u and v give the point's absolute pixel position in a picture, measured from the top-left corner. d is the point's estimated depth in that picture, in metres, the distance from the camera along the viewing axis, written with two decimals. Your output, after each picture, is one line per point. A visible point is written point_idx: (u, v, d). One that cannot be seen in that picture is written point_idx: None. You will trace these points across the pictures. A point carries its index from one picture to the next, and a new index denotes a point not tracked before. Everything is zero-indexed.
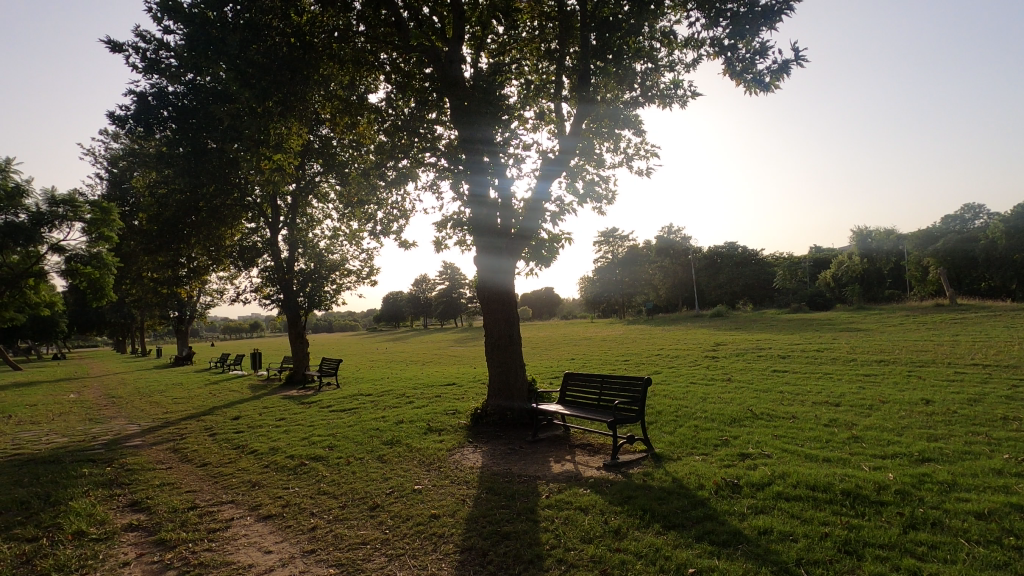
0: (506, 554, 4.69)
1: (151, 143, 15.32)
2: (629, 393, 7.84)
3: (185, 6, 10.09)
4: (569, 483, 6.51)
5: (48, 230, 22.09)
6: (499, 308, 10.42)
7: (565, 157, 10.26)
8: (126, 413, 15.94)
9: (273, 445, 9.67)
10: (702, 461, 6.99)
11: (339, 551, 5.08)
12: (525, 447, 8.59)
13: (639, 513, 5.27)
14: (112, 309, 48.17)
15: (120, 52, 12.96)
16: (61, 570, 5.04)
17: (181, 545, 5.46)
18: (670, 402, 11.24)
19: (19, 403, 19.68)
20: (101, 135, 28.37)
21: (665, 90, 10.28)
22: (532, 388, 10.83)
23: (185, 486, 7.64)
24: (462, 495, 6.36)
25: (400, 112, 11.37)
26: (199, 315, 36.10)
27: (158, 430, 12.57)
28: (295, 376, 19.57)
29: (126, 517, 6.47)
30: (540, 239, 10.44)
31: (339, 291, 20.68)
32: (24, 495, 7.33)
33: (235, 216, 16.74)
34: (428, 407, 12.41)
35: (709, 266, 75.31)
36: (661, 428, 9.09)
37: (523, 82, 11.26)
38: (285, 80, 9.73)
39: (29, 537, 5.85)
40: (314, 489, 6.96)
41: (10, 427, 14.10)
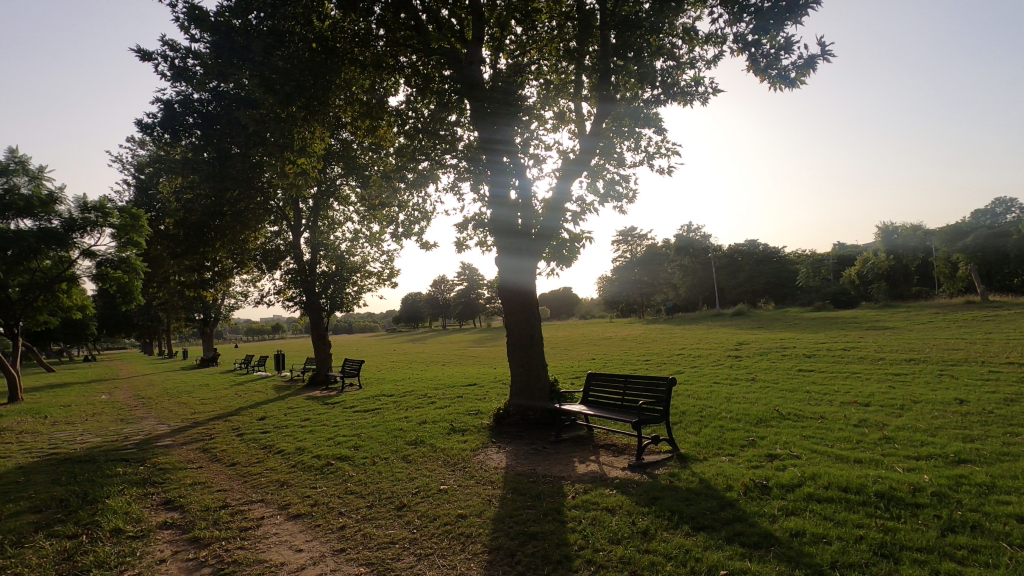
0: (535, 554, 4.70)
1: (177, 149, 15.65)
2: (653, 393, 7.79)
3: (211, 14, 10.22)
4: (594, 484, 6.50)
5: (80, 235, 22.60)
6: (521, 309, 10.43)
7: (586, 157, 10.23)
8: (157, 413, 16.37)
9: (300, 445, 9.81)
10: (729, 461, 6.91)
11: (368, 550, 5.13)
12: (548, 447, 8.60)
13: (667, 514, 5.23)
14: (141, 312, 49.86)
15: (149, 61, 13.28)
16: (101, 566, 5.18)
17: (214, 543, 5.57)
18: (694, 402, 11.13)
19: (53, 403, 20.29)
20: (129, 143, 29.20)
21: (686, 87, 10.17)
22: (554, 388, 10.80)
23: (216, 485, 7.80)
24: (488, 495, 6.38)
25: (421, 114, 11.46)
26: (224, 316, 36.80)
27: (187, 430, 12.85)
28: (318, 376, 19.84)
29: (160, 515, 6.63)
30: (561, 239, 10.49)
31: (361, 293, 20.87)
32: (62, 493, 7.54)
33: (258, 220, 17.04)
34: (450, 408, 12.48)
35: (729, 265, 74.50)
36: (686, 428, 9.00)
37: (542, 82, 11.27)
38: (308, 84, 9.83)
39: (69, 534, 6.03)
40: (341, 489, 7.04)
41: (46, 427, 14.55)
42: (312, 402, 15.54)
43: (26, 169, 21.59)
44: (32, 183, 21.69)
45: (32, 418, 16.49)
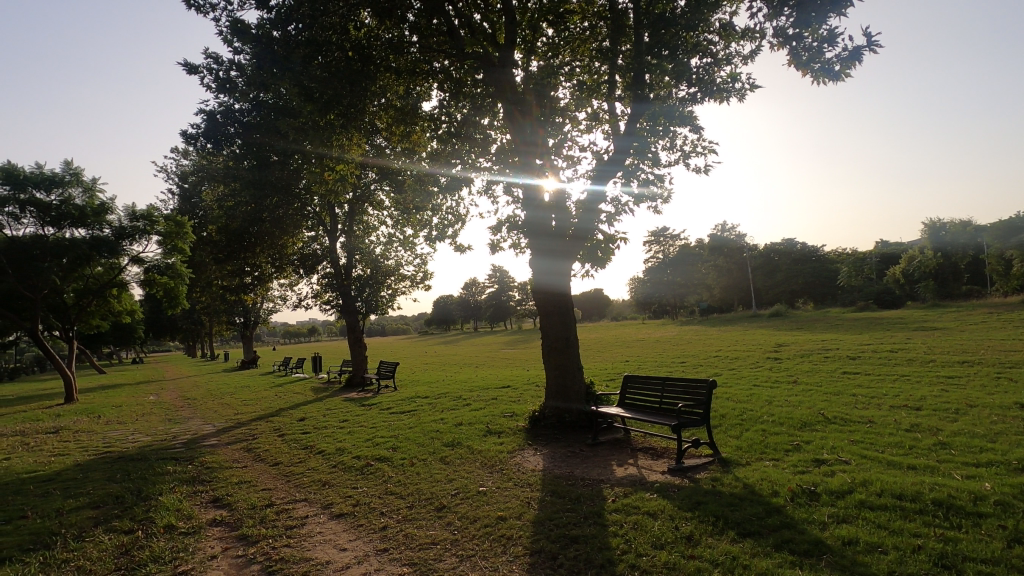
0: (577, 557, 4.66)
1: (219, 158, 16.25)
2: (693, 396, 7.62)
3: (252, 26, 10.20)
4: (634, 487, 6.41)
5: (129, 243, 23.63)
6: (555, 310, 10.43)
7: (620, 158, 10.16)
8: (201, 414, 16.92)
9: (341, 445, 10.02)
10: (773, 466, 6.73)
11: (411, 550, 5.18)
12: (585, 449, 8.54)
13: (711, 520, 5.12)
14: (185, 317, 52.16)
15: (195, 74, 13.79)
16: (156, 561, 5.38)
17: (262, 541, 5.72)
18: (734, 406, 10.85)
19: (105, 404, 21.19)
20: (174, 153, 30.40)
21: (723, 84, 9.96)
22: (590, 390, 10.72)
23: (261, 484, 8.04)
24: (526, 497, 6.36)
25: (454, 118, 11.59)
26: (263, 319, 37.79)
27: (231, 431, 13.26)
28: (354, 378, 20.16)
29: (210, 513, 6.85)
30: (596, 240, 10.17)
31: (395, 296, 21.16)
32: (118, 490, 7.87)
33: (296, 225, 17.47)
34: (485, 409, 12.54)
35: (766, 265, 72.61)
36: (726, 432, 8.80)
37: (575, 83, 11.30)
38: (345, 92, 10.07)
39: (126, 529, 6.30)
40: (382, 489, 7.15)
41: (100, 426, 15.22)
42: (350, 404, 15.79)
43: (80, 181, 22.55)
44: (86, 193, 22.66)
45: (87, 418, 17.29)
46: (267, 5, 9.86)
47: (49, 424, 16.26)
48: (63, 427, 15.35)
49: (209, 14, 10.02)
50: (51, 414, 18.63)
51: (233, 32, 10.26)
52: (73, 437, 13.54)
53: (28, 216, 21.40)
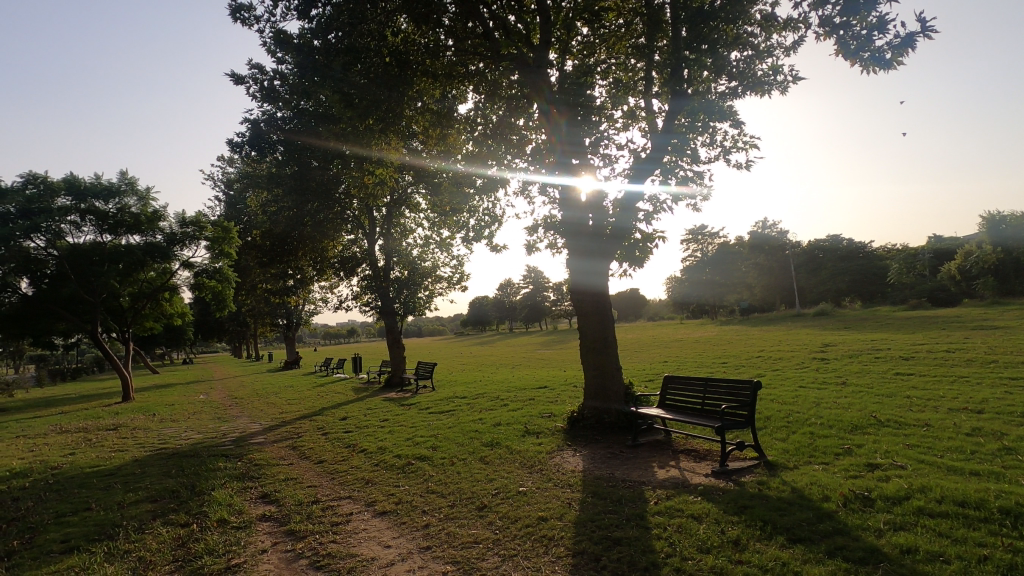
0: (620, 560, 4.61)
1: (263, 165, 16.79)
2: (737, 398, 7.43)
3: (295, 36, 10.49)
4: (677, 490, 6.29)
5: (180, 248, 24.66)
6: (593, 311, 10.36)
7: (658, 155, 9.99)
8: (248, 413, 17.50)
9: (382, 444, 10.20)
10: (823, 470, 6.51)
11: (454, 548, 5.24)
12: (625, 451, 8.44)
13: (759, 524, 4.99)
14: (232, 319, 54.24)
15: (241, 84, 14.27)
16: (211, 553, 5.60)
17: (310, 536, 5.87)
18: (779, 407, 10.53)
19: (159, 403, 22.15)
20: (221, 162, 31.65)
21: (765, 77, 9.69)
22: (630, 391, 10.58)
23: (306, 481, 8.25)
24: (567, 498, 6.34)
25: (490, 120, 11.67)
26: (305, 320, 38.78)
27: (277, 429, 13.65)
28: (393, 378, 20.48)
29: (259, 508, 7.08)
30: (634, 240, 10.11)
31: (432, 297, 21.39)
32: (174, 485, 8.22)
33: (336, 228, 17.89)
34: (523, 410, 12.55)
35: (810, 262, 70.26)
36: (772, 434, 8.54)
37: (611, 81, 11.19)
38: (384, 98, 10.21)
39: (182, 522, 6.58)
40: (423, 488, 7.25)
41: (155, 424, 15.93)
42: (389, 404, 16.07)
43: (135, 190, 23.66)
44: (140, 202, 23.80)
45: (142, 415, 18.08)
46: (309, 15, 10.13)
47: (109, 421, 17.13)
48: (121, 424, 16.15)
49: (253, 26, 10.34)
50: (110, 412, 19.58)
51: (277, 43, 10.58)
52: (131, 434, 14.22)
53: (88, 224, 22.56)
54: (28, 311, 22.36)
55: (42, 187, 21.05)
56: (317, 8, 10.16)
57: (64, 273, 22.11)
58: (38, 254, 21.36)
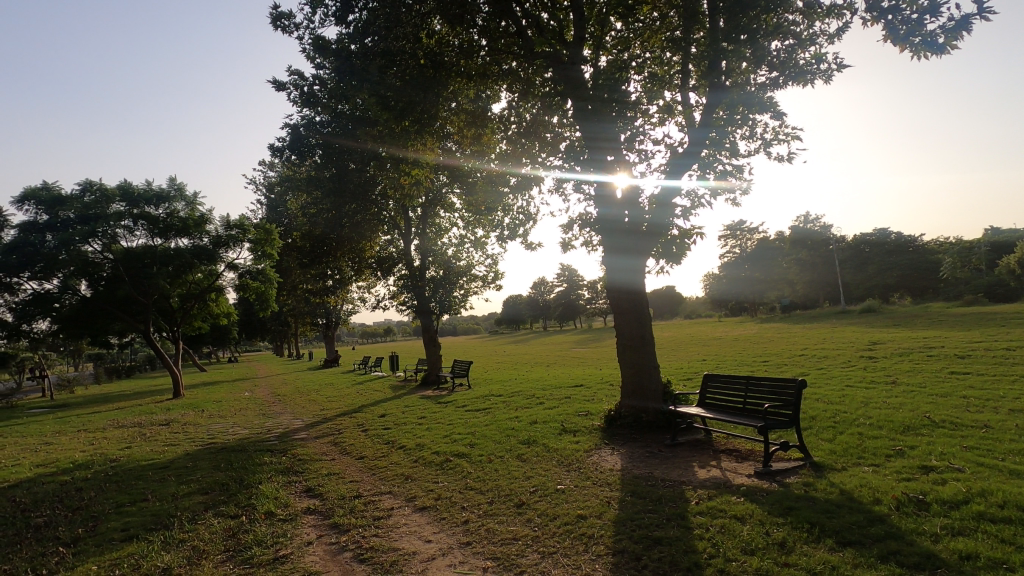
0: (662, 560, 4.55)
1: (302, 169, 17.25)
2: (781, 397, 7.23)
3: (332, 42, 10.75)
4: (719, 490, 6.18)
5: (225, 250, 25.56)
6: (630, 309, 10.26)
7: (695, 150, 9.80)
8: (292, 409, 18.01)
9: (420, 441, 10.36)
10: (874, 472, 6.28)
11: (493, 545, 5.27)
12: (664, 450, 8.34)
13: (806, 527, 4.85)
14: (275, 318, 55.90)
15: (282, 90, 14.69)
16: (260, 544, 5.79)
17: (353, 530, 6.02)
18: (825, 407, 10.19)
19: (207, 399, 23.02)
20: (263, 166, 32.64)
21: (807, 66, 9.38)
22: (668, 390, 10.42)
23: (348, 476, 8.45)
24: (605, 497, 6.30)
25: (524, 118, 11.66)
26: (343, 320, 39.63)
27: (319, 425, 14.03)
28: (430, 376, 20.74)
29: (304, 502, 7.29)
30: (670, 236, 10.02)
31: (467, 296, 21.54)
32: (223, 478, 8.54)
33: (373, 229, 18.23)
34: (559, 408, 12.52)
35: (855, 256, 67.38)
36: (818, 434, 8.29)
37: (646, 75, 11.04)
38: (419, 99, 10.38)
39: (233, 514, 6.84)
40: (462, 484, 7.33)
41: (204, 420, 16.57)
42: (427, 401, 16.28)
43: (183, 195, 24.71)
44: (188, 207, 24.83)
45: (192, 411, 18.83)
46: (346, 20, 10.36)
47: (161, 417, 17.89)
48: (173, 419, 16.86)
49: (294, 34, 10.65)
50: (163, 408, 20.45)
51: (316, 49, 10.85)
52: (182, 429, 14.83)
53: (140, 229, 23.59)
54: (86, 312, 23.49)
55: (98, 194, 22.19)
56: (353, 14, 10.40)
57: (119, 275, 23.19)
58: (95, 258, 22.44)
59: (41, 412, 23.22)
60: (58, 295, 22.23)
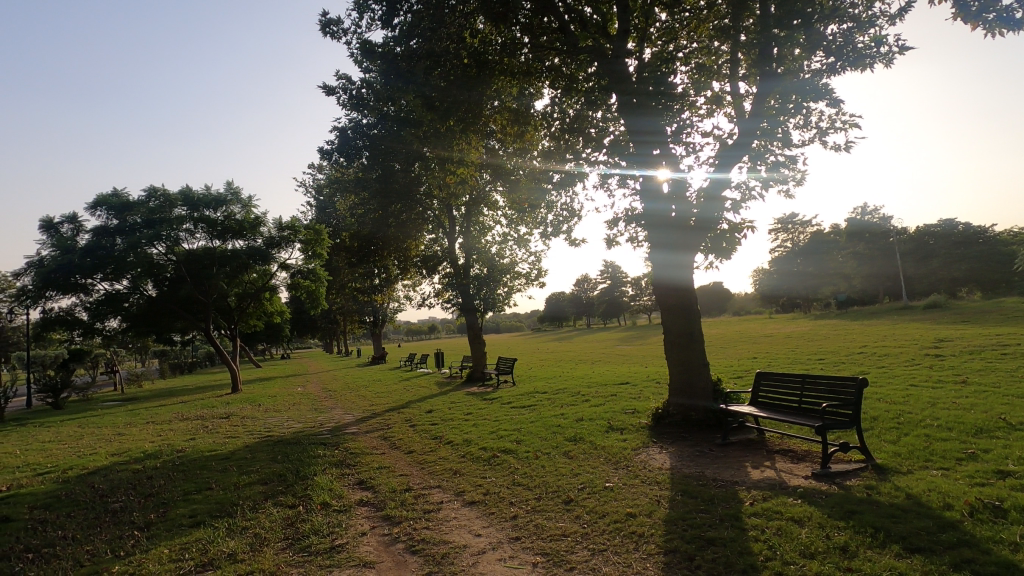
0: (716, 560, 4.46)
1: (350, 170, 17.71)
2: (840, 396, 6.94)
3: (379, 46, 11.00)
4: (774, 491, 6.00)
5: (278, 250, 26.54)
6: (678, 305, 10.07)
7: (746, 141, 9.50)
8: (342, 405, 18.55)
9: (467, 437, 10.48)
10: (943, 476, 5.95)
11: (542, 540, 5.29)
12: (715, 449, 8.15)
13: (869, 531, 4.65)
14: (325, 316, 57.67)
15: (332, 94, 15.12)
16: (317, 533, 6.01)
17: (404, 522, 6.16)
18: (887, 407, 9.70)
19: (262, 394, 23.97)
20: (313, 169, 33.76)
21: (865, 49, 8.93)
22: (718, 388, 10.15)
23: (398, 470, 8.65)
24: (655, 495, 6.22)
25: (567, 114, 11.57)
26: (389, 318, 40.50)
27: (369, 420, 14.39)
28: (475, 373, 20.94)
29: (357, 493, 7.51)
30: (720, 231, 9.77)
31: (511, 293, 21.52)
32: (280, 469, 8.90)
33: (418, 228, 18.52)
34: (605, 406, 12.40)
35: (917, 248, 63.46)
36: (880, 436, 7.91)
37: (692, 66, 10.77)
38: (463, 99, 10.51)
39: (291, 504, 7.12)
40: (509, 480, 7.38)
41: (261, 413, 17.29)
42: (472, 398, 16.47)
43: (239, 199, 25.95)
44: (244, 210, 25.93)
45: (249, 406, 19.66)
46: (391, 23, 10.58)
47: (222, 410, 18.79)
48: (232, 413, 17.69)
49: (342, 39, 10.95)
50: (223, 402, 21.48)
51: (363, 53, 11.12)
52: (241, 422, 15.50)
53: (200, 232, 24.79)
54: (152, 311, 24.88)
55: (162, 199, 23.51)
56: (399, 16, 10.60)
57: (181, 276, 24.48)
58: (160, 259, 23.70)
59: (113, 405, 24.76)
60: (127, 294, 23.60)
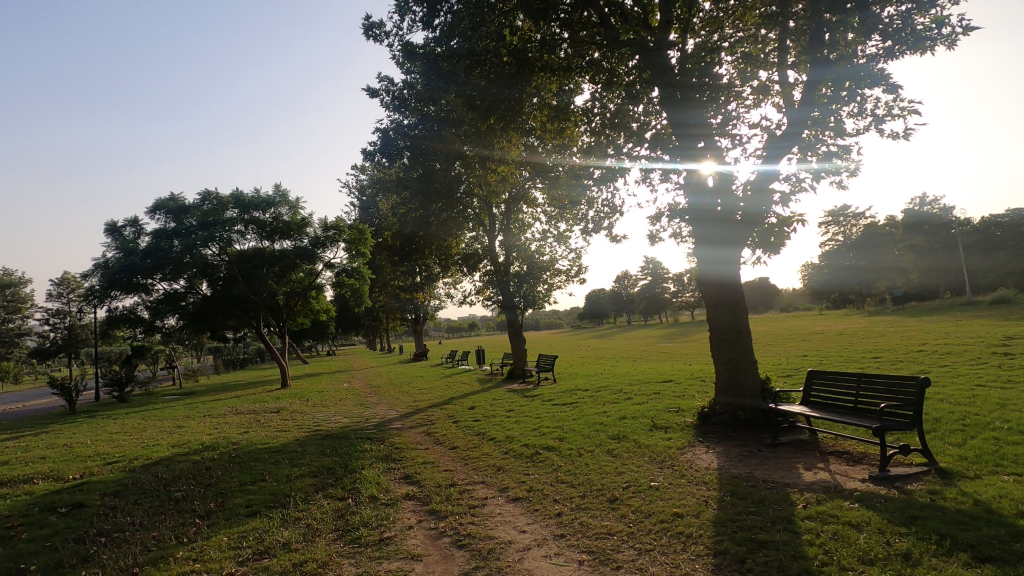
0: (768, 564, 4.35)
1: (392, 170, 18.03)
2: (899, 396, 6.63)
3: (419, 48, 11.14)
4: (829, 494, 5.78)
5: (323, 250, 27.31)
6: (725, 301, 9.83)
7: (795, 131, 9.19)
8: (386, 400, 18.93)
9: (509, 434, 10.54)
10: (1015, 482, 5.60)
11: (588, 538, 5.28)
12: (765, 450, 7.92)
13: (935, 538, 4.43)
14: (368, 314, 59.04)
15: (376, 96, 15.39)
16: (366, 526, 6.16)
17: (450, 517, 6.25)
18: (951, 409, 9.18)
19: (310, 390, 24.73)
20: (356, 170, 34.56)
21: (925, 30, 8.45)
22: (767, 387, 9.85)
23: (442, 465, 8.77)
24: (703, 495, 6.09)
25: (608, 108, 11.43)
26: (431, 315, 41.08)
27: (412, 416, 14.63)
28: (516, 370, 21.01)
29: (403, 488, 7.66)
30: (768, 225, 9.46)
31: (551, 290, 21.42)
32: (329, 463, 9.17)
33: (458, 226, 18.70)
34: (648, 404, 12.21)
35: (982, 240, 59.85)
36: (944, 438, 7.50)
37: (738, 55, 10.47)
38: (504, 97, 10.53)
39: (341, 496, 7.33)
40: (553, 477, 7.39)
41: (309, 408, 17.84)
42: (513, 395, 16.49)
43: (287, 201, 26.81)
44: (291, 211, 26.77)
45: (298, 401, 20.33)
46: (432, 25, 10.70)
47: (272, 405, 19.48)
48: (283, 407, 18.36)
49: (385, 42, 11.17)
50: (273, 397, 22.27)
51: (405, 55, 11.29)
52: (291, 416, 16.05)
53: (251, 233, 25.77)
54: (207, 310, 26.03)
55: (216, 202, 24.55)
56: (439, 17, 10.70)
57: (233, 276, 25.49)
58: (214, 260, 24.75)
59: (173, 398, 26.04)
60: (184, 294, 24.76)
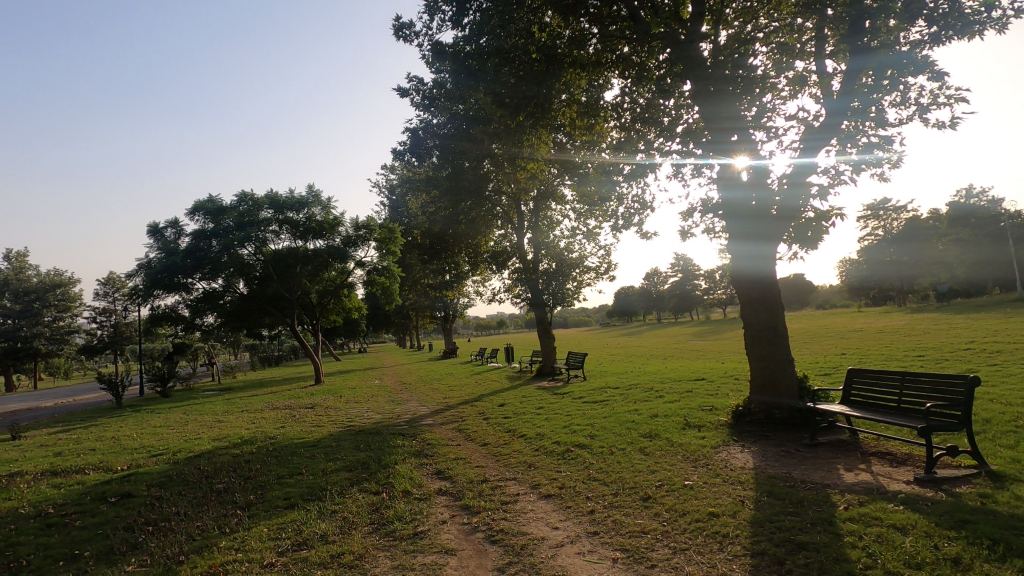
0: (808, 565, 4.25)
1: (421, 169, 18.21)
2: (946, 395, 6.38)
3: (448, 46, 11.20)
4: (872, 496, 5.61)
5: (355, 249, 27.76)
6: (760, 297, 9.61)
7: (833, 122, 8.92)
8: (417, 397, 19.16)
9: (540, 431, 10.54)
10: None
11: (621, 536, 5.24)
12: (803, 450, 7.73)
13: (987, 543, 4.25)
14: (398, 312, 59.81)
15: (406, 96, 15.53)
16: (400, 520, 6.26)
17: (482, 512, 6.29)
18: (1003, 409, 8.77)
19: (342, 386, 25.18)
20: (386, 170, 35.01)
21: (974, 14, 8.08)
22: (804, 385, 9.59)
23: (473, 461, 8.83)
24: (738, 495, 5.99)
25: (638, 102, 11.28)
26: (460, 313, 41.38)
27: (443, 413, 14.77)
28: (544, 368, 20.99)
29: (436, 483, 7.75)
30: (805, 219, 9.21)
31: (580, 287, 21.30)
32: (363, 457, 9.34)
33: (486, 224, 18.77)
34: (680, 403, 12.04)
35: None
36: (994, 440, 7.18)
37: (773, 46, 10.21)
38: (533, 94, 10.52)
39: (375, 490, 7.46)
40: (584, 475, 7.36)
41: (342, 404, 18.18)
42: (543, 392, 16.48)
43: (319, 201, 27.34)
44: (324, 211, 27.26)
45: (331, 397, 20.75)
46: (462, 23, 10.76)
47: (307, 401, 19.93)
48: (317, 403, 18.78)
49: (415, 42, 11.28)
50: (308, 392, 22.78)
51: (434, 54, 11.38)
52: (325, 412, 16.39)
53: (285, 233, 26.37)
54: (244, 308, 26.77)
55: (252, 204, 25.22)
56: (468, 16, 10.76)
57: (269, 275, 26.12)
58: (250, 260, 25.43)
59: (212, 394, 26.92)
60: (222, 293, 25.54)
